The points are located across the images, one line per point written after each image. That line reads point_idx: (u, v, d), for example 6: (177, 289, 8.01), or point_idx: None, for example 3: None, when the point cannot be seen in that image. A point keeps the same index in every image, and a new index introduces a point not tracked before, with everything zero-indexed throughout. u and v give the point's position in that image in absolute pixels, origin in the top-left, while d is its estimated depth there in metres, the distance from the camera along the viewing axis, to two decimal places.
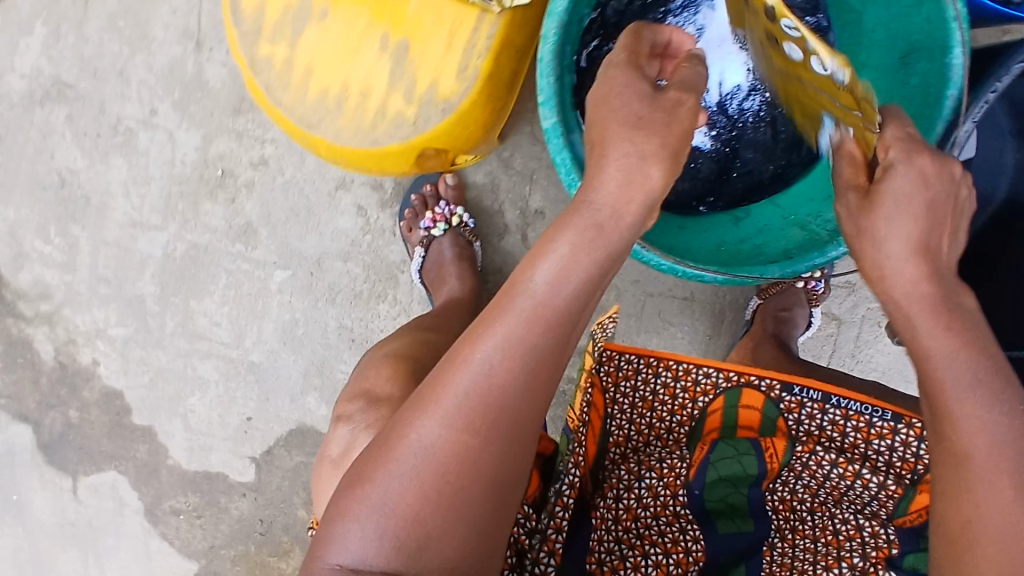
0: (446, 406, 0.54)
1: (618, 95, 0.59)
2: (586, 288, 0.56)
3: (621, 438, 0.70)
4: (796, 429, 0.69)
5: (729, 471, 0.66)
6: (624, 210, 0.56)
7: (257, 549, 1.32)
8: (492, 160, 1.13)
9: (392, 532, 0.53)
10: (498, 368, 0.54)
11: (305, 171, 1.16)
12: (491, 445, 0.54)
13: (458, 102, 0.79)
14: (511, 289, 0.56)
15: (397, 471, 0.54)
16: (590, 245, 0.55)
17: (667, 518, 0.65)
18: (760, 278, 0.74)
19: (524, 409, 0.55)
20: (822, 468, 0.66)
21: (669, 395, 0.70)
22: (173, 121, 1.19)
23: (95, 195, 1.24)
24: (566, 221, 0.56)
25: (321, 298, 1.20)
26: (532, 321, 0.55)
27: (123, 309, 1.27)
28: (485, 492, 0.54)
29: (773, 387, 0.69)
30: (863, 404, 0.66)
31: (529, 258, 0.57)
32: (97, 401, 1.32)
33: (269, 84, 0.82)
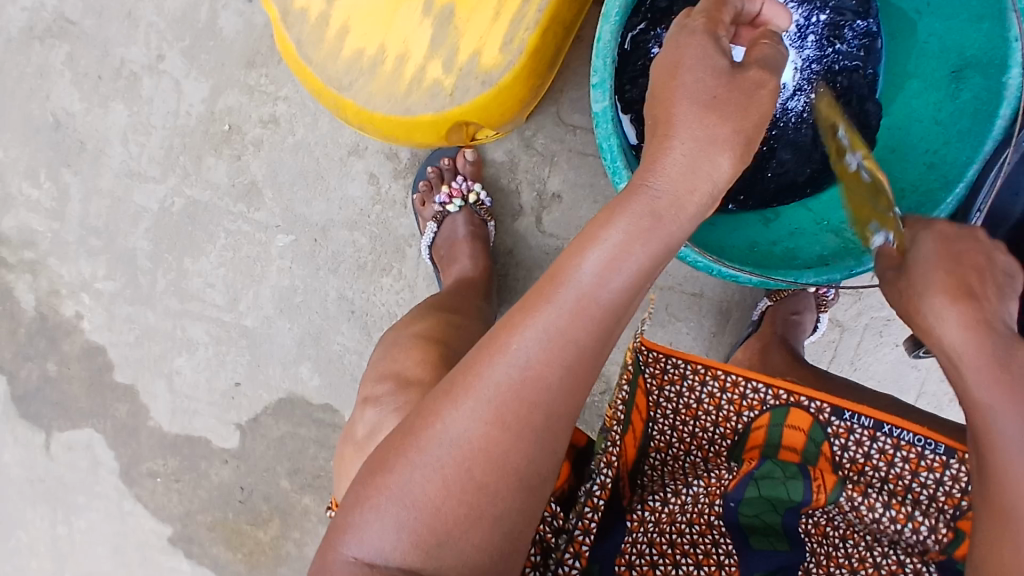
0: (478, 394, 0.49)
1: (689, 68, 0.52)
2: (637, 279, 0.49)
3: (662, 444, 0.73)
4: (840, 456, 0.70)
5: (771, 490, 0.67)
6: (686, 199, 0.50)
7: (235, 518, 1.28)
8: (513, 138, 1.10)
9: (412, 525, 0.48)
10: (536, 358, 0.48)
11: (318, 134, 1.12)
12: (523, 443, 0.49)
13: (499, 76, 0.76)
14: (556, 272, 0.50)
15: (421, 461, 0.49)
16: (645, 234, 0.49)
17: (701, 526, 0.66)
18: (795, 282, 0.73)
19: (563, 406, 0.50)
20: (872, 510, 0.66)
21: (714, 405, 0.73)
22: (180, 69, 1.13)
23: (91, 140, 1.18)
24: (617, 206, 0.50)
25: (323, 267, 1.16)
26: (578, 311, 0.48)
27: (112, 262, 1.22)
28: (512, 493, 0.49)
29: (822, 410, 0.70)
30: (914, 433, 0.68)
31: (578, 241, 0.50)
32: (79, 355, 1.27)
33: (300, 39, 0.78)
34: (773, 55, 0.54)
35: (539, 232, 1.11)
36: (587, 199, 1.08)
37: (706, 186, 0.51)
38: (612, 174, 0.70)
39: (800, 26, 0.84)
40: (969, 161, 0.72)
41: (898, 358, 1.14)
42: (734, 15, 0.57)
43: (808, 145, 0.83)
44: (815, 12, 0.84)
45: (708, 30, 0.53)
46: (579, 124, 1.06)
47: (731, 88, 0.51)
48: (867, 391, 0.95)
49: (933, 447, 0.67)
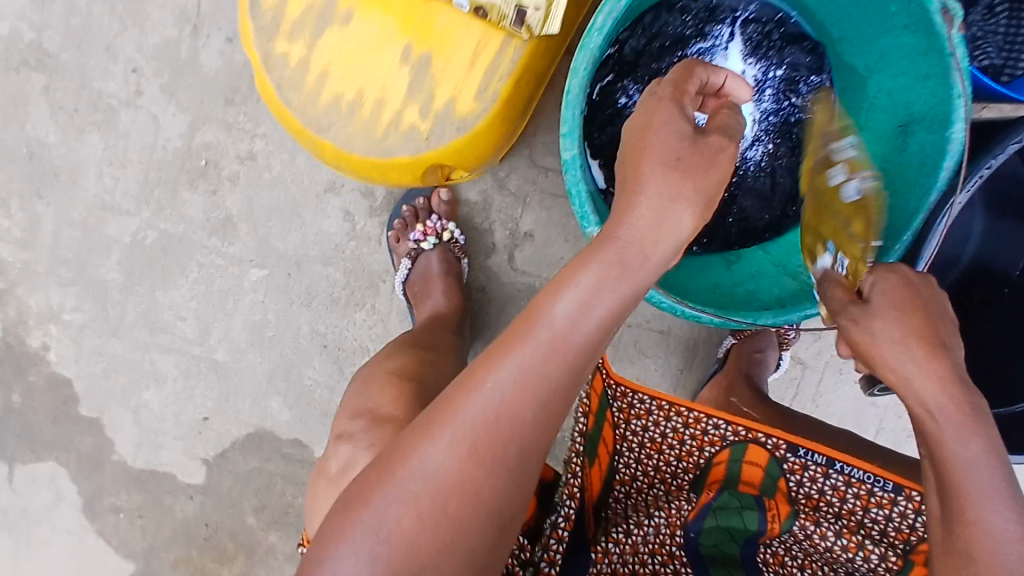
0: (454, 430, 0.50)
1: (656, 130, 0.55)
2: (607, 323, 0.52)
3: (627, 477, 0.77)
4: (796, 490, 0.73)
5: (727, 521, 0.72)
6: (654, 249, 0.53)
7: (199, 554, 1.27)
8: (487, 179, 1.12)
9: (387, 558, 0.50)
10: (510, 396, 0.50)
11: (294, 170, 1.13)
12: (495, 479, 0.51)
13: (474, 122, 0.79)
14: (531, 313, 0.52)
15: (397, 494, 0.50)
16: (615, 281, 0.52)
17: (664, 556, 0.71)
18: (753, 324, 0.76)
19: (534, 444, 0.52)
20: (825, 539, 0.70)
21: (677, 440, 0.74)
22: (158, 104, 1.14)
23: (65, 171, 1.18)
24: (591, 253, 0.53)
25: (296, 301, 1.17)
26: (551, 352, 0.51)
27: (83, 293, 1.21)
28: (483, 528, 0.51)
29: (778, 447, 0.72)
30: (866, 472, 0.69)
31: (552, 285, 0.52)
32: (43, 387, 1.25)
33: (280, 82, 0.80)
34: (734, 121, 0.58)
35: (511, 270, 1.14)
36: (558, 238, 1.11)
37: (673, 233, 0.53)
38: (580, 220, 0.73)
39: (758, 80, 0.87)
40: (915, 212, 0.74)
41: (857, 396, 1.18)
42: (698, 85, 0.61)
43: (767, 192, 0.87)
44: (772, 67, 0.88)
45: (676, 99, 0.57)
46: (551, 166, 1.10)
47: (694, 147, 0.54)
48: (828, 428, 0.98)
49: (883, 485, 0.68)
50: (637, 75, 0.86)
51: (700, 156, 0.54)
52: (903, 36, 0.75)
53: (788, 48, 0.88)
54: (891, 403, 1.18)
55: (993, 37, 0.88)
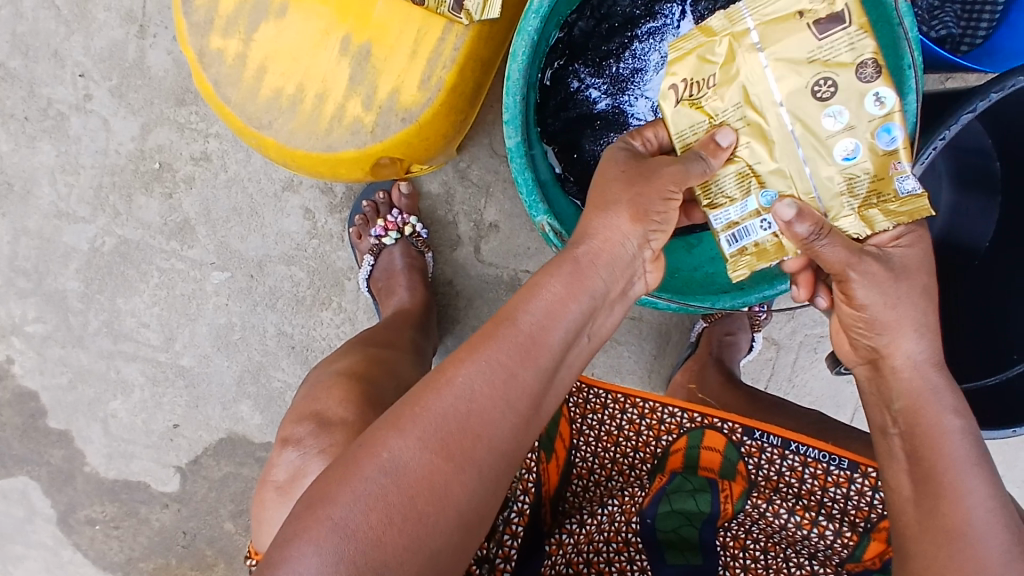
0: (423, 424, 0.49)
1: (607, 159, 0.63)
2: (574, 333, 0.54)
3: (585, 470, 0.82)
4: (754, 473, 0.78)
5: (682, 505, 0.75)
6: (603, 252, 0.57)
7: (178, 562, 1.25)
8: (447, 170, 1.10)
9: (350, 557, 0.46)
10: (480, 393, 0.50)
11: (250, 169, 1.11)
12: (463, 477, 0.49)
13: (419, 112, 0.77)
14: (500, 316, 0.53)
15: (361, 490, 0.47)
16: (577, 292, 0.55)
17: (619, 543, 0.74)
18: (712, 307, 0.74)
19: (504, 445, 0.51)
20: (780, 517, 0.75)
21: (634, 430, 0.81)
22: (109, 108, 1.11)
23: (19, 180, 1.15)
24: (554, 268, 0.56)
25: (260, 302, 1.15)
26: (524, 351, 0.51)
27: (43, 303, 1.18)
28: (449, 529, 0.49)
29: (734, 430, 0.79)
30: (821, 451, 0.76)
31: (521, 293, 0.54)
32: (9, 401, 1.23)
33: (218, 79, 0.78)
34: None
35: (478, 262, 1.12)
36: (523, 228, 1.09)
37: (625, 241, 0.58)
38: (528, 209, 0.71)
39: None
40: None
41: (832, 375, 1.16)
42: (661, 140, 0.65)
43: None
44: None
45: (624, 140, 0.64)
46: None
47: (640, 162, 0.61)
48: (793, 408, 0.98)
49: (839, 463, 0.75)
50: (586, 59, 0.85)
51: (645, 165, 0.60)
52: None
53: None
54: None
55: (950, 6, 0.87)
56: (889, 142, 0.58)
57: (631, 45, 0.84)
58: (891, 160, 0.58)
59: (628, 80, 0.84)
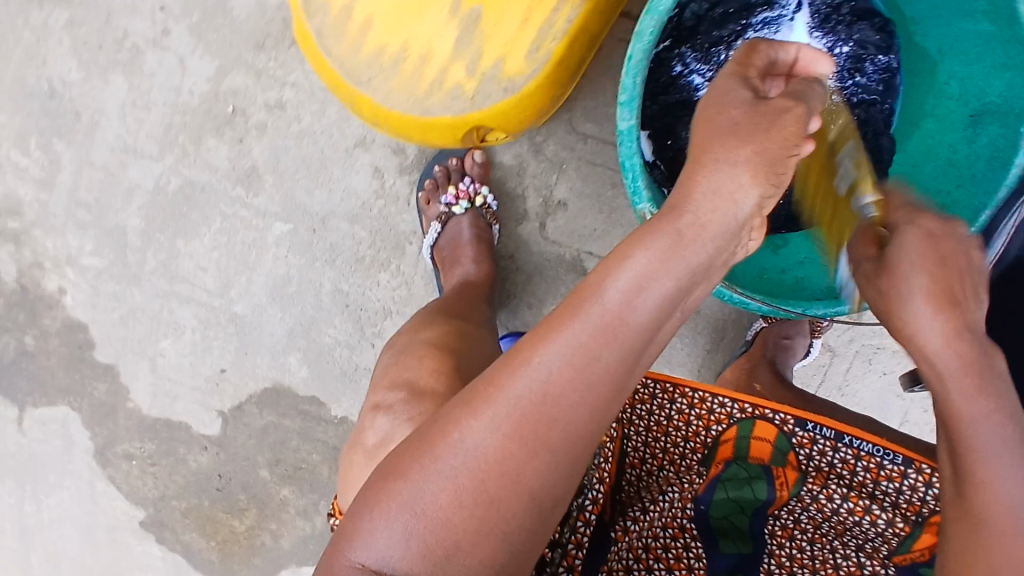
0: (499, 405, 0.48)
1: (714, 101, 0.55)
2: (666, 306, 0.48)
3: (637, 459, 0.80)
4: (805, 464, 0.75)
5: (736, 492, 0.74)
6: (710, 218, 0.49)
7: (211, 504, 1.27)
8: (523, 142, 1.09)
9: (420, 535, 0.48)
10: (557, 375, 0.47)
11: (324, 123, 1.10)
12: (538, 462, 0.47)
13: (522, 83, 0.76)
14: (581, 290, 0.49)
15: (433, 469, 0.48)
16: (670, 257, 0.48)
17: (675, 530, 0.71)
18: (803, 313, 0.73)
19: (580, 429, 0.48)
20: (831, 502, 0.73)
21: (684, 421, 0.79)
22: (185, 46, 1.10)
23: (88, 111, 1.14)
24: (641, 231, 0.49)
25: (319, 258, 1.14)
26: (606, 332, 0.47)
27: (101, 238, 1.18)
28: (523, 511, 0.48)
29: (786, 422, 0.76)
30: (875, 446, 0.73)
31: (605, 263, 0.49)
32: (58, 331, 1.23)
33: (321, 30, 0.76)
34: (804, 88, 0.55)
35: (542, 238, 1.11)
36: (592, 208, 1.08)
37: (733, 207, 0.50)
38: (631, 194, 0.70)
39: (823, 54, 0.83)
40: (981, 209, 0.73)
41: (885, 386, 1.15)
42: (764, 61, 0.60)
43: None
44: (839, 43, 0.84)
45: (738, 72, 0.57)
46: (591, 133, 1.06)
47: (755, 118, 0.52)
48: (844, 413, 0.97)
49: (891, 458, 0.72)
50: (695, 43, 0.82)
51: (766, 124, 0.52)
52: (981, 21, 0.72)
53: (859, 22, 0.84)
54: (917, 396, 1.15)
55: None
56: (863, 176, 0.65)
57: (744, 33, 0.83)
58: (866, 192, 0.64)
59: None
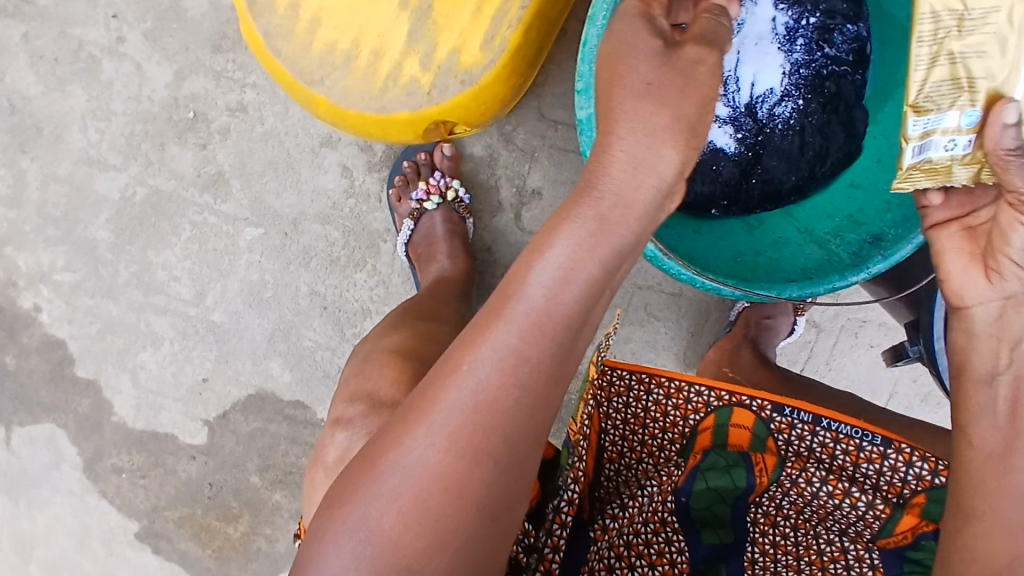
0: (434, 419, 0.46)
1: (623, 56, 0.54)
2: (592, 291, 0.48)
3: (615, 454, 0.77)
4: (785, 449, 0.75)
5: (716, 482, 0.72)
6: (633, 196, 0.50)
7: (203, 513, 1.26)
8: (492, 133, 1.06)
9: (371, 559, 0.45)
10: (489, 380, 0.46)
11: (288, 123, 1.08)
12: (481, 471, 0.46)
13: (480, 74, 0.73)
14: (506, 289, 0.48)
15: (376, 493, 0.46)
16: (592, 243, 0.48)
17: (655, 525, 0.70)
18: (778, 296, 0.71)
19: (520, 430, 0.46)
20: (811, 485, 0.73)
21: (661, 412, 0.77)
22: (143, 52, 1.07)
23: (48, 124, 1.12)
24: (558, 221, 0.49)
25: (294, 261, 1.12)
26: (534, 328, 0.46)
27: (72, 252, 1.16)
28: (473, 523, 0.46)
29: (763, 407, 0.75)
30: (853, 428, 0.73)
31: (526, 256, 0.48)
32: (37, 348, 1.22)
33: (268, 31, 0.74)
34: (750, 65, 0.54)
35: (518, 230, 1.09)
36: (567, 195, 1.06)
37: (653, 185, 0.51)
38: None
39: (789, 28, 0.80)
40: None
41: (872, 360, 1.14)
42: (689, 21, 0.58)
43: (795, 153, 0.80)
44: (805, 14, 0.79)
45: (643, 11, 0.55)
46: (560, 119, 1.04)
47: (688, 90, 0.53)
48: (823, 389, 0.98)
49: (871, 439, 0.72)
50: None
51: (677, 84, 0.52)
52: None
53: None
54: (906, 367, 1.14)
55: None
56: None
57: None
58: None
59: None
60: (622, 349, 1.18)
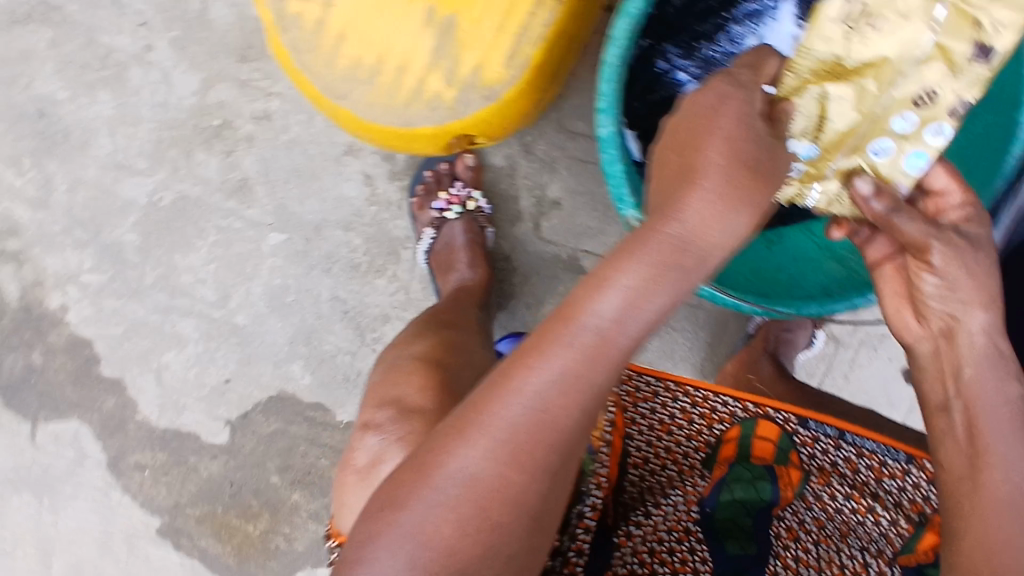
0: (495, 432, 0.47)
1: (721, 121, 0.54)
2: (652, 325, 0.50)
3: (639, 459, 0.77)
4: (808, 462, 0.74)
5: (741, 493, 0.72)
6: (708, 248, 0.51)
7: (224, 511, 1.26)
8: (512, 143, 1.08)
9: (424, 566, 0.46)
10: (553, 400, 0.47)
11: (312, 132, 1.10)
12: (536, 484, 0.48)
13: (503, 90, 0.74)
14: (573, 311, 0.49)
15: (433, 499, 0.47)
16: (662, 280, 0.49)
17: (679, 533, 0.70)
18: (797, 313, 0.71)
19: (571, 447, 0.49)
20: (835, 500, 0.71)
21: (686, 420, 0.77)
22: (169, 60, 1.11)
23: (77, 129, 1.15)
24: (632, 251, 0.50)
25: (316, 267, 1.14)
26: (597, 355, 0.48)
27: (100, 254, 1.19)
28: (521, 531, 0.48)
29: (789, 420, 0.75)
30: (877, 443, 0.72)
31: (594, 279, 0.49)
32: (63, 348, 1.24)
33: (296, 45, 0.75)
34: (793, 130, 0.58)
35: (538, 239, 1.09)
36: (586, 206, 1.07)
37: (735, 227, 0.52)
38: (617, 201, 0.68)
39: None
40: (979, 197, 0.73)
41: (891, 374, 1.13)
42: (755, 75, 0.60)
43: None
44: None
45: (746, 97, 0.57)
46: (580, 132, 1.06)
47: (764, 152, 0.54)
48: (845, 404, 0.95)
49: (895, 455, 0.71)
50: (677, 39, 0.80)
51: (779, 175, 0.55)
52: None
53: None
54: None
55: None
56: (918, 164, 0.63)
57: (727, 26, 0.81)
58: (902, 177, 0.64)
59: (720, 63, 0.80)
60: (640, 358, 1.18)
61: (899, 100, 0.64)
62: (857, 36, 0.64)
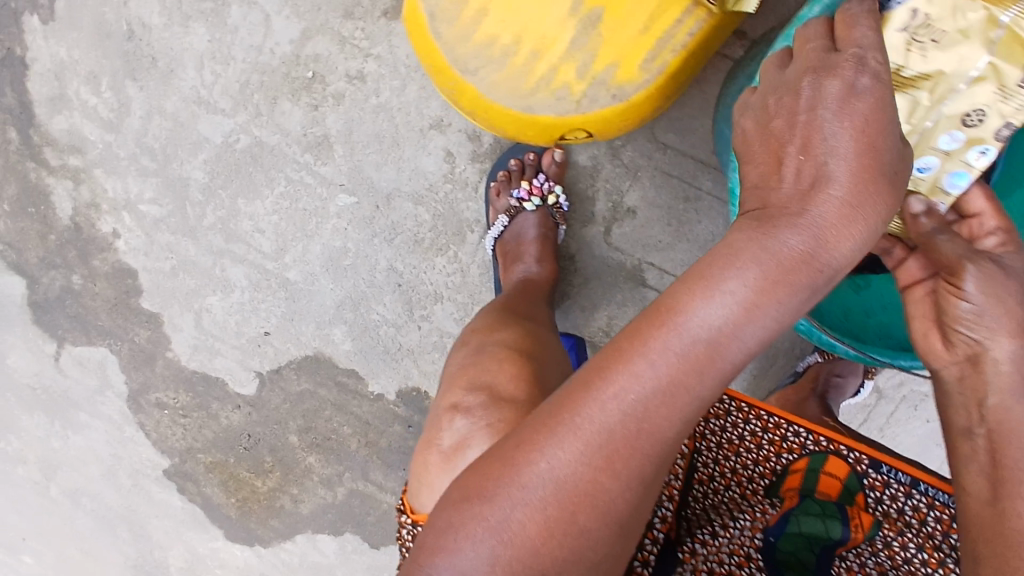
0: (587, 435, 0.44)
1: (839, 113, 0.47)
2: (767, 334, 0.45)
3: (705, 476, 0.78)
4: (875, 506, 0.75)
5: (807, 528, 0.72)
6: (838, 252, 0.45)
7: (235, 462, 1.26)
8: (600, 145, 1.07)
9: (507, 560, 0.44)
10: (652, 408, 0.44)
11: (402, 100, 1.09)
12: (627, 492, 0.45)
13: (632, 92, 0.73)
14: (679, 313, 0.44)
15: (518, 497, 0.44)
16: (786, 287, 0.44)
17: (740, 557, 0.69)
18: (889, 363, 0.70)
19: (666, 457, 0.46)
20: (906, 550, 0.71)
21: (755, 443, 0.78)
22: (273, 4, 1.09)
23: (164, 57, 1.13)
24: (747, 250, 0.44)
25: (379, 235, 1.13)
26: (704, 365, 0.43)
27: (162, 186, 1.17)
28: (609, 540, 0.46)
29: (860, 460, 0.77)
30: (951, 497, 0.72)
31: (702, 279, 0.44)
32: (107, 274, 1.22)
33: (433, 11, 0.74)
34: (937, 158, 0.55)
35: (605, 244, 1.09)
36: (661, 219, 1.06)
37: (866, 235, 0.46)
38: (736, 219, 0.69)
39: None
40: None
41: (926, 432, 1.14)
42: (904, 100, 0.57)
43: None
44: None
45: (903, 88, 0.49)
46: (670, 144, 1.05)
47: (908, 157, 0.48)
48: None
49: None
50: None
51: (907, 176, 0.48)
52: None
53: None
54: None
55: None
56: (955, 184, 0.60)
57: None
58: (938, 195, 0.61)
59: None
60: None
61: (949, 117, 0.59)
62: (918, 49, 0.59)
